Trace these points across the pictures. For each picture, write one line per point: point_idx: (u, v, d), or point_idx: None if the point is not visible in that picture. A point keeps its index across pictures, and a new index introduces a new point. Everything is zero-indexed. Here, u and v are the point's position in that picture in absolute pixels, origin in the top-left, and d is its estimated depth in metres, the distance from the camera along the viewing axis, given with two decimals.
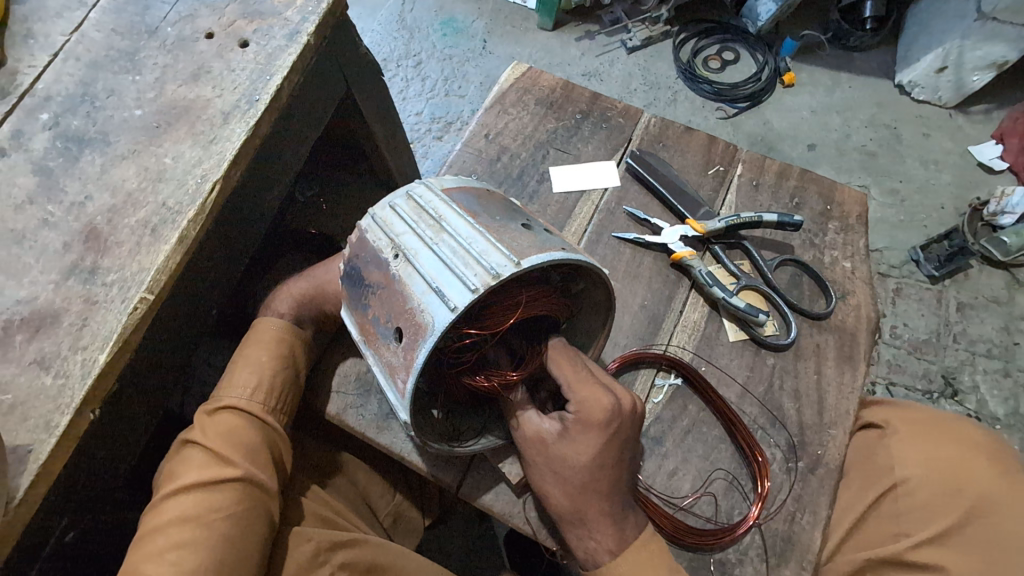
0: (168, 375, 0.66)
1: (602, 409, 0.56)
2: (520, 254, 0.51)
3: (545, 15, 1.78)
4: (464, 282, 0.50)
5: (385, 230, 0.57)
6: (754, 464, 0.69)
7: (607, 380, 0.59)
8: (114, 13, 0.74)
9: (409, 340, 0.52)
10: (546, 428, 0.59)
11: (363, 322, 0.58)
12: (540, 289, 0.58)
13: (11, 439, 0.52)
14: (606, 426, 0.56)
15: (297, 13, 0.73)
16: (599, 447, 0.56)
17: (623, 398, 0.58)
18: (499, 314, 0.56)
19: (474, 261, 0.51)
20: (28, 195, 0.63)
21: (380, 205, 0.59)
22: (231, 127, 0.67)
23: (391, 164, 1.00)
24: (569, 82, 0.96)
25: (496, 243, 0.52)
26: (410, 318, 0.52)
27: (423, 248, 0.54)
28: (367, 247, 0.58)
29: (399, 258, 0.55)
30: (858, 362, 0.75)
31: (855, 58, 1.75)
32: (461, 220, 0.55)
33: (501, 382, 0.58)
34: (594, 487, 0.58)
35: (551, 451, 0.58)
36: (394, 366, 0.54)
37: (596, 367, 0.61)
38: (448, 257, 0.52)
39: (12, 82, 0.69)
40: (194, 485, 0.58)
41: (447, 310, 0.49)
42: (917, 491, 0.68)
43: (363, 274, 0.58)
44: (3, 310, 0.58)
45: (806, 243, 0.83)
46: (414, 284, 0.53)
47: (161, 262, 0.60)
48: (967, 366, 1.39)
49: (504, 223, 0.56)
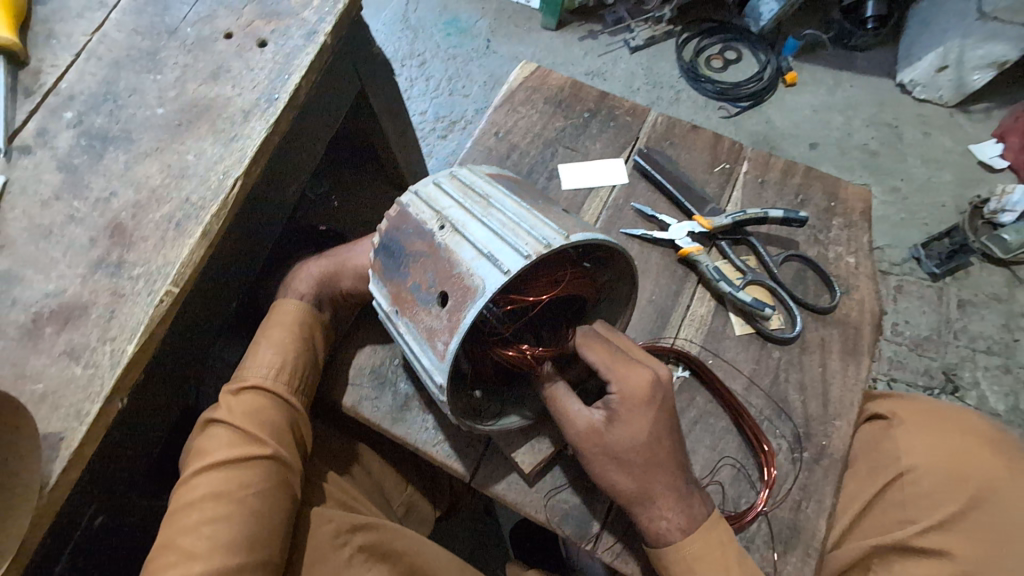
0: (190, 366, 0.68)
1: (644, 383, 0.59)
2: (568, 231, 0.53)
3: (549, 15, 1.80)
4: (516, 249, 0.51)
5: (430, 204, 0.58)
6: (760, 454, 0.70)
7: (643, 358, 0.62)
8: (134, 14, 0.76)
9: (455, 302, 0.52)
10: (596, 418, 0.59)
11: (400, 291, 0.58)
12: (577, 272, 0.60)
13: (44, 427, 0.54)
14: (653, 400, 0.59)
15: (313, 13, 0.74)
16: (653, 419, 0.59)
17: (660, 371, 0.61)
18: (535, 290, 0.58)
19: (524, 232, 0.52)
20: (54, 191, 0.65)
21: (423, 182, 0.61)
22: (251, 125, 0.68)
23: (400, 161, 1.02)
24: (576, 81, 0.98)
25: (544, 219, 0.54)
26: (457, 282, 0.53)
27: (471, 220, 0.55)
28: (409, 219, 0.59)
29: (445, 228, 0.56)
30: (862, 356, 0.77)
31: (857, 57, 1.77)
32: (509, 199, 0.57)
33: (533, 356, 0.60)
34: (655, 463, 0.59)
35: (608, 438, 0.59)
36: (434, 330, 0.54)
37: (619, 337, 0.63)
38: (498, 227, 0.53)
39: (36, 81, 0.71)
40: (224, 462, 0.60)
41: (498, 273, 0.50)
42: (922, 480, 0.70)
43: (405, 245, 0.58)
44: (32, 302, 0.60)
45: (811, 240, 0.85)
46: (463, 251, 0.54)
47: (186, 257, 0.62)
48: (968, 362, 1.41)
49: (547, 206, 0.59)
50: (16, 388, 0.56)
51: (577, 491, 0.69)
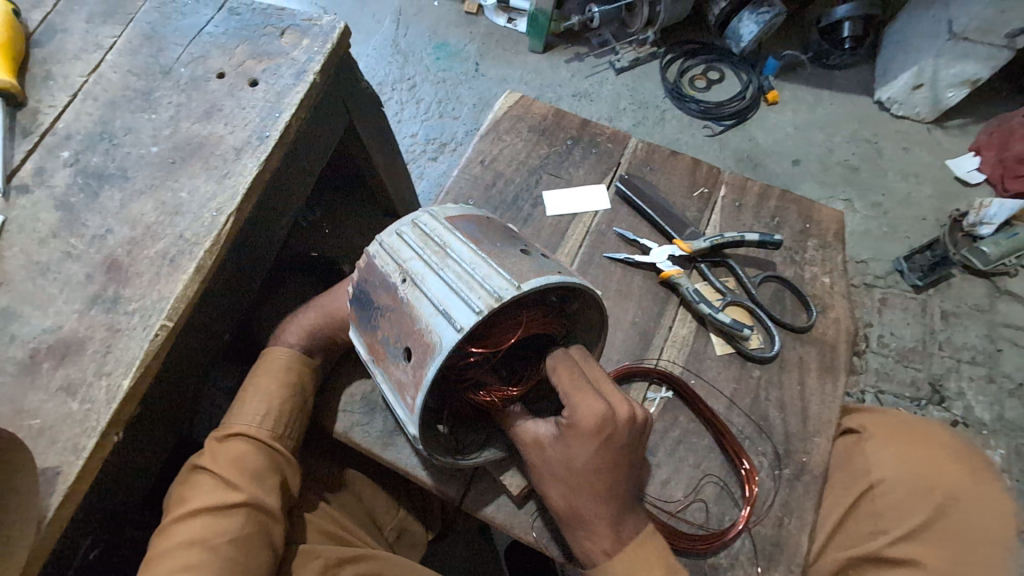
0: (183, 398, 0.69)
1: (593, 417, 0.57)
2: (519, 278, 0.53)
3: (536, 38, 1.84)
4: (468, 304, 0.52)
5: (392, 255, 0.59)
6: (740, 472, 0.72)
7: (606, 389, 0.60)
8: (129, 55, 0.79)
9: (417, 358, 0.54)
10: (545, 432, 0.61)
11: (372, 342, 0.60)
12: (540, 312, 0.61)
13: (40, 462, 0.55)
14: (599, 434, 0.57)
15: (303, 53, 0.78)
16: (593, 453, 0.58)
17: (618, 407, 0.59)
18: (504, 331, 0.59)
19: (477, 285, 0.53)
20: (51, 229, 0.67)
21: (386, 232, 0.61)
22: (244, 162, 0.71)
23: (391, 188, 1.05)
24: (559, 110, 1.02)
25: (497, 268, 0.54)
26: (418, 337, 0.54)
27: (429, 272, 0.56)
28: (375, 271, 0.60)
29: (407, 281, 0.57)
30: (839, 373, 0.79)
31: (835, 76, 1.83)
32: (465, 246, 0.57)
33: (502, 397, 0.61)
34: (589, 488, 0.60)
35: (548, 453, 0.61)
36: (402, 383, 0.56)
37: (589, 363, 0.62)
38: (453, 280, 0.54)
39: (34, 121, 0.74)
40: (203, 510, 0.62)
41: (453, 331, 0.51)
42: (891, 491, 0.72)
43: (372, 297, 0.60)
44: (30, 338, 0.61)
45: (788, 260, 0.88)
46: (422, 306, 0.55)
47: (179, 291, 0.64)
48: (953, 373, 1.43)
49: (504, 248, 0.58)
50: (15, 424, 0.57)
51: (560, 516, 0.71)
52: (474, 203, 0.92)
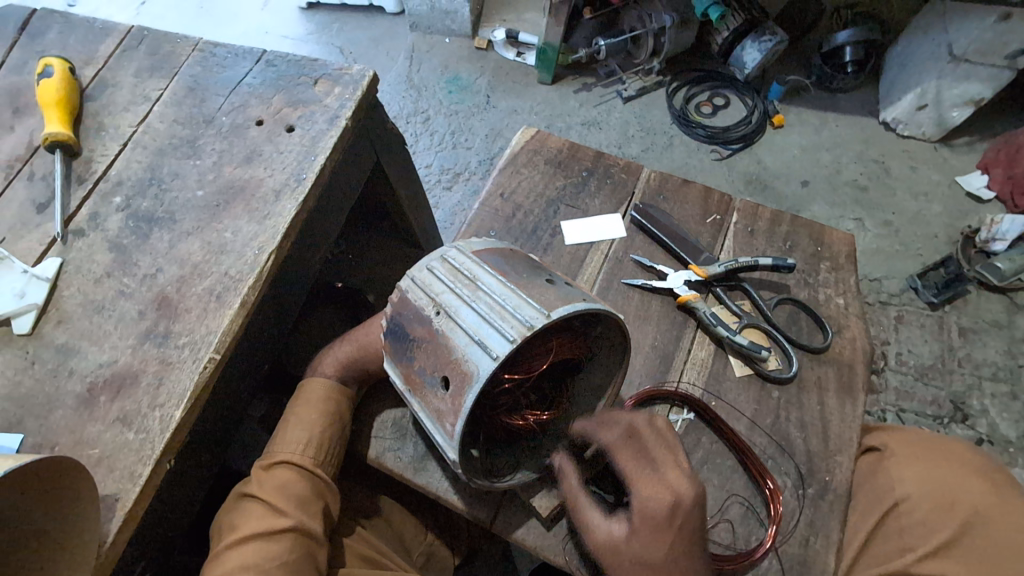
0: (225, 427, 0.72)
1: (664, 507, 0.57)
2: (548, 306, 0.56)
3: (546, 71, 1.91)
4: (502, 333, 0.55)
5: (425, 289, 0.62)
6: (765, 491, 0.74)
7: (667, 471, 0.59)
8: (174, 106, 0.85)
9: (455, 387, 0.56)
10: (616, 528, 0.60)
11: (409, 373, 0.63)
12: (569, 337, 0.63)
13: (100, 490, 0.59)
14: (670, 524, 0.56)
15: (336, 100, 0.83)
16: (667, 540, 0.56)
17: (684, 489, 0.57)
18: (536, 358, 0.61)
19: (508, 315, 0.56)
20: (106, 269, 0.72)
21: (418, 266, 0.65)
22: (283, 203, 0.75)
23: (414, 221, 1.10)
24: (574, 143, 1.06)
25: (526, 297, 0.57)
26: (454, 367, 0.57)
27: (461, 304, 0.59)
28: (409, 305, 0.63)
29: (440, 314, 0.60)
30: (857, 393, 0.81)
31: (840, 99, 1.88)
32: (494, 278, 0.60)
33: (535, 419, 0.65)
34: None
35: (625, 552, 0.58)
36: (441, 412, 0.58)
37: (653, 443, 0.61)
38: (485, 311, 0.57)
39: (89, 169, 0.80)
40: (254, 536, 0.64)
41: (489, 359, 0.54)
42: (915, 509, 0.73)
43: (407, 330, 0.63)
44: (88, 372, 0.66)
45: (801, 283, 0.91)
46: (457, 337, 0.58)
47: (226, 326, 0.68)
48: (975, 390, 1.43)
49: (531, 278, 0.61)
50: (75, 453, 0.61)
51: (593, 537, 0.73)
52: (495, 234, 0.96)
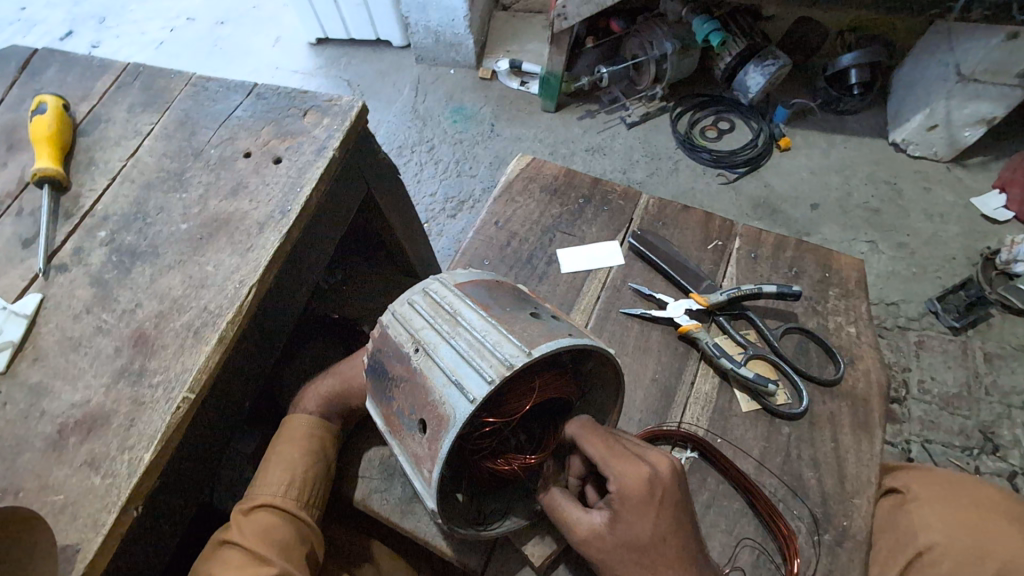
0: (202, 469, 0.69)
1: (641, 481, 0.55)
2: (530, 343, 0.52)
3: (549, 99, 1.91)
4: (480, 373, 0.51)
5: (405, 325, 0.60)
6: (782, 539, 0.68)
7: (640, 450, 0.59)
8: (164, 139, 0.84)
9: (432, 431, 0.53)
10: (597, 520, 0.58)
11: (388, 413, 0.59)
12: (556, 375, 0.59)
13: (61, 539, 0.56)
14: (651, 497, 0.55)
15: (324, 131, 0.82)
16: (656, 518, 0.56)
17: (659, 464, 0.58)
18: (518, 398, 0.57)
19: (488, 352, 0.52)
20: (86, 305, 0.70)
21: (399, 301, 0.62)
22: (267, 235, 0.74)
23: (409, 249, 1.07)
24: (570, 169, 1.04)
25: (508, 333, 0.53)
26: (432, 409, 0.53)
27: (440, 340, 0.56)
28: (389, 342, 0.60)
29: (420, 351, 0.57)
30: (874, 429, 0.76)
31: (847, 121, 1.85)
32: (476, 313, 0.57)
33: (521, 465, 0.59)
34: (665, 564, 0.56)
35: (613, 540, 0.56)
36: (419, 456, 0.54)
37: (628, 438, 0.61)
38: (465, 349, 0.54)
39: (76, 204, 0.79)
40: None
41: (467, 402, 0.50)
42: (944, 558, 0.67)
43: (386, 367, 0.60)
44: (59, 413, 0.63)
45: (809, 311, 0.86)
46: (435, 376, 0.54)
47: (202, 362, 0.65)
48: (1005, 420, 1.35)
49: (514, 312, 0.58)
50: (39, 500, 0.58)
51: None
52: (490, 263, 0.93)
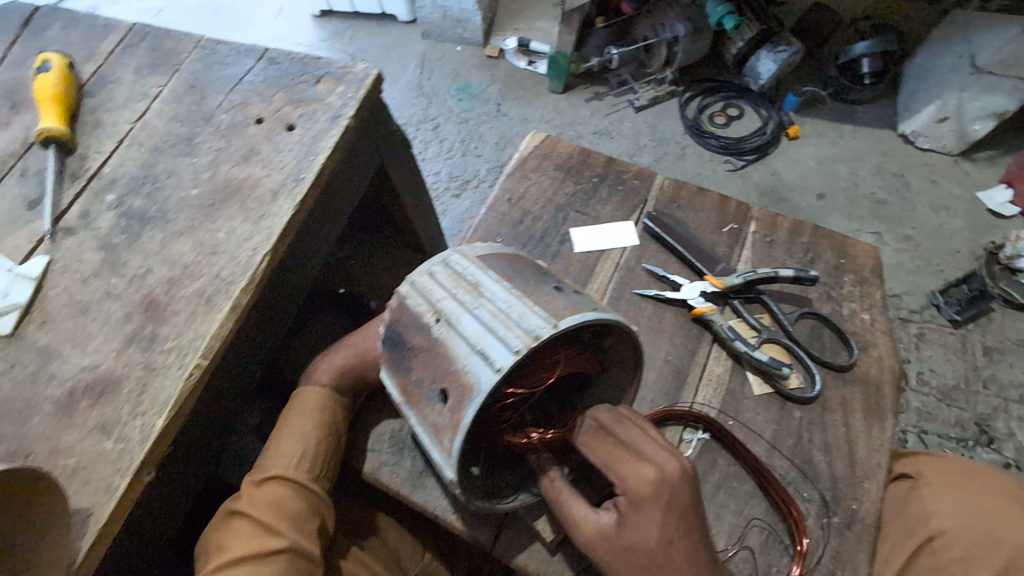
0: (212, 437, 0.69)
1: (646, 482, 0.54)
2: (556, 314, 0.52)
3: (557, 80, 1.88)
4: (506, 343, 0.50)
5: (425, 296, 0.59)
6: (791, 521, 0.68)
7: (649, 448, 0.57)
8: (173, 103, 0.82)
9: (454, 400, 0.52)
10: (605, 520, 0.57)
11: (405, 384, 0.58)
12: (578, 350, 0.59)
13: (73, 503, 0.55)
14: (657, 499, 0.54)
15: (338, 98, 0.80)
16: (662, 521, 0.54)
17: (668, 464, 0.55)
18: (540, 371, 0.56)
19: (513, 323, 0.52)
20: (94, 269, 0.69)
21: (418, 271, 0.61)
22: (280, 204, 0.72)
23: (417, 224, 1.06)
24: (585, 148, 1.03)
25: (533, 305, 0.53)
26: (454, 378, 0.53)
27: (463, 311, 0.55)
28: (407, 312, 0.59)
29: (441, 322, 0.56)
30: (885, 415, 0.76)
31: (857, 111, 1.83)
32: (498, 284, 0.57)
33: (540, 438, 0.59)
34: (672, 568, 0.54)
35: (619, 541, 0.55)
36: (439, 427, 0.54)
37: (636, 425, 0.59)
38: (488, 320, 0.53)
39: (82, 166, 0.77)
40: (244, 558, 0.60)
41: (491, 371, 0.49)
42: (953, 544, 0.67)
43: (405, 337, 0.59)
44: (69, 377, 0.62)
45: (824, 296, 0.86)
46: (458, 346, 0.53)
47: (215, 330, 0.64)
48: (1001, 413, 1.36)
49: (538, 285, 0.57)
50: (50, 463, 0.58)
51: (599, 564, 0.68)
52: (502, 239, 0.92)
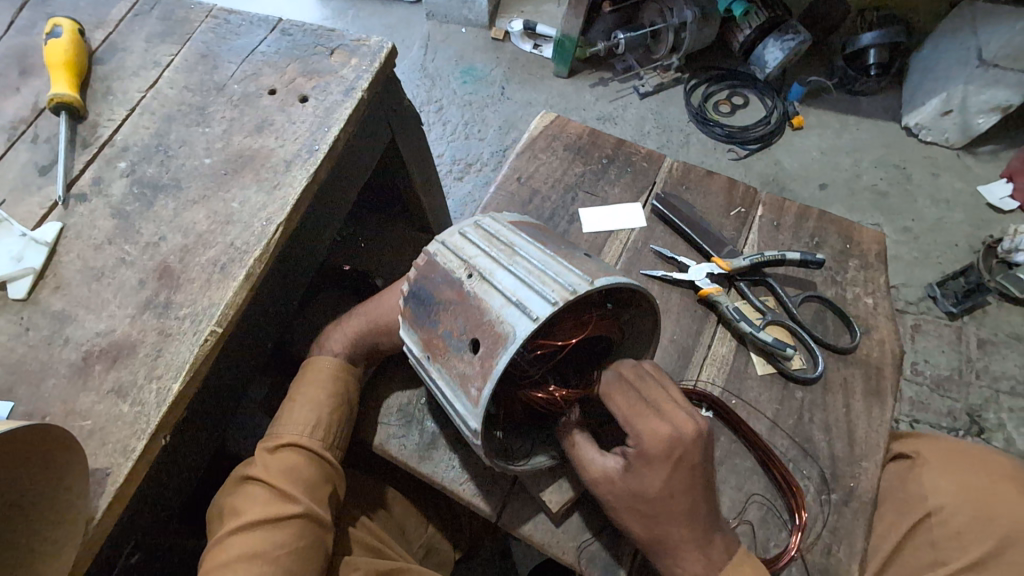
0: (224, 405, 0.70)
1: (660, 439, 0.55)
2: (591, 275, 0.54)
3: (563, 64, 1.87)
4: (542, 295, 0.52)
5: (457, 253, 0.60)
6: (790, 498, 0.70)
7: (668, 408, 0.57)
8: (185, 72, 0.82)
9: (486, 348, 0.53)
10: (612, 465, 0.59)
11: (431, 337, 0.59)
12: (601, 314, 0.61)
13: (91, 463, 0.56)
14: (667, 457, 0.56)
15: (352, 71, 0.80)
16: (668, 476, 0.56)
17: (685, 425, 0.56)
18: (562, 331, 0.59)
19: (550, 279, 0.53)
20: (108, 236, 0.69)
21: (450, 232, 0.62)
22: (293, 174, 0.72)
23: (424, 202, 1.06)
24: (595, 129, 1.03)
25: (568, 265, 0.55)
26: (487, 328, 0.54)
27: (497, 267, 0.57)
28: (437, 269, 0.60)
29: (473, 276, 0.57)
30: (885, 397, 0.77)
31: (862, 102, 1.83)
32: (532, 246, 0.58)
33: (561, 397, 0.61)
34: (670, 514, 0.58)
35: (622, 486, 0.58)
36: (466, 376, 0.55)
37: (656, 383, 0.60)
38: (524, 275, 0.54)
39: (94, 134, 0.77)
40: (259, 522, 0.61)
41: (528, 320, 0.51)
42: (950, 520, 0.70)
43: (434, 292, 0.59)
44: (84, 341, 0.63)
45: (828, 281, 0.87)
46: (492, 299, 0.55)
47: (229, 298, 0.65)
48: (992, 404, 1.38)
49: (569, 251, 0.60)
50: (67, 424, 0.58)
51: (602, 536, 0.69)
52: None
